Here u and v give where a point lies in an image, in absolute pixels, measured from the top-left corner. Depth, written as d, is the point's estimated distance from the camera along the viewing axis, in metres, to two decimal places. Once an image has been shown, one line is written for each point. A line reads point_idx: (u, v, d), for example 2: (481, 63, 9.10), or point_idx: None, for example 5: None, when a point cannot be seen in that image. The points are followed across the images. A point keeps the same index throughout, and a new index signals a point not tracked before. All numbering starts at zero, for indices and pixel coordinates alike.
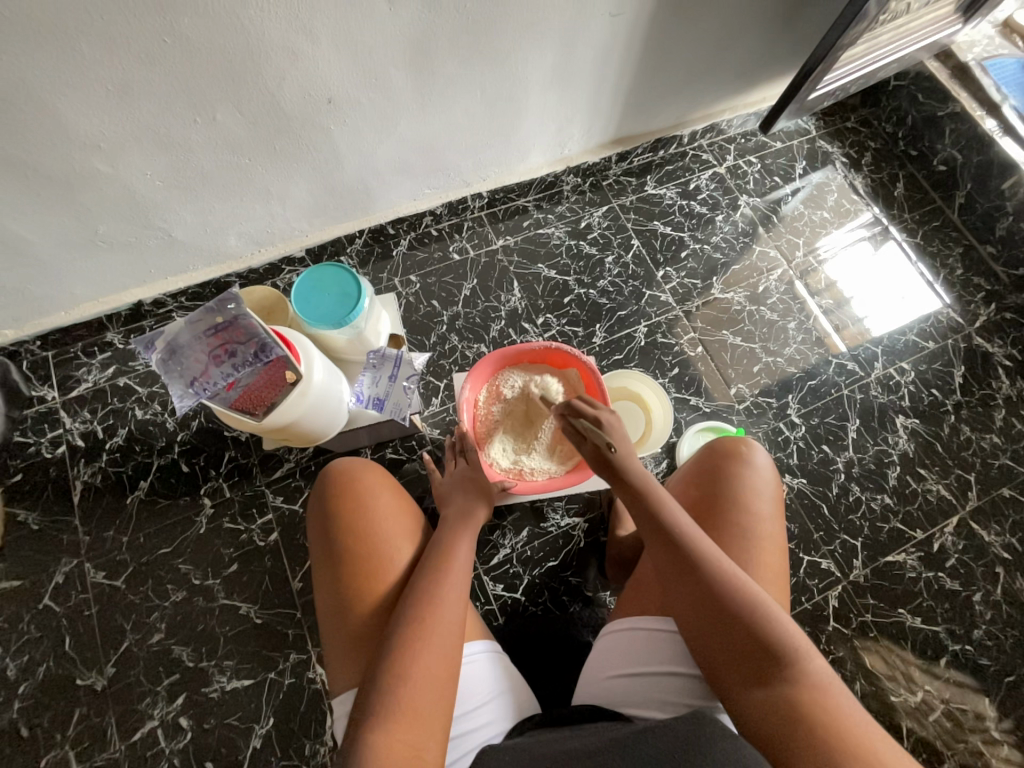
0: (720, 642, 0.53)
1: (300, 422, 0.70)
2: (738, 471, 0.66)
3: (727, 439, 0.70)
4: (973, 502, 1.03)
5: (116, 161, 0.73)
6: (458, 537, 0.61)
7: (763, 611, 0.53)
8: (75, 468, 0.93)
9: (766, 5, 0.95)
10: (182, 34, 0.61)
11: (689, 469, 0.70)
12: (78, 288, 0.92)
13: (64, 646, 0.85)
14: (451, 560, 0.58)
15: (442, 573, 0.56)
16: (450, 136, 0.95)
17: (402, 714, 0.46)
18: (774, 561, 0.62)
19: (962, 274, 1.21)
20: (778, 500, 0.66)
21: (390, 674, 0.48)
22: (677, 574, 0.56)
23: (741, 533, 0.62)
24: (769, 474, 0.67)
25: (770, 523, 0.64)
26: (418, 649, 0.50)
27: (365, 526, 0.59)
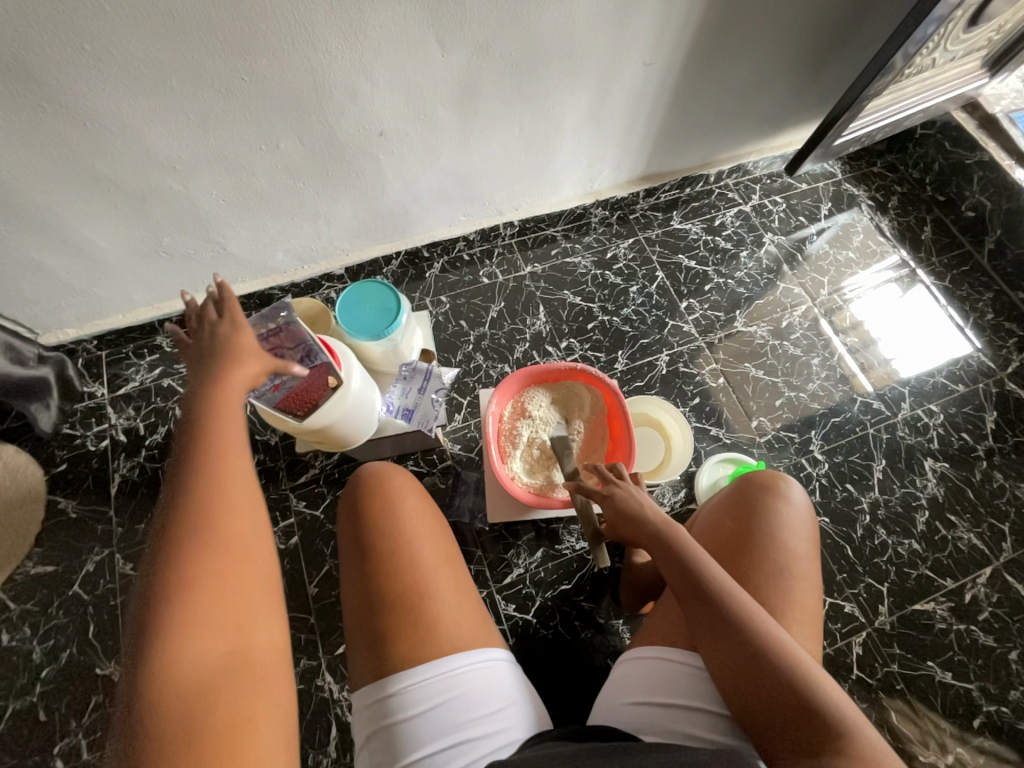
0: (749, 692, 0.49)
1: (336, 425, 0.73)
2: (775, 507, 0.63)
3: (761, 472, 0.67)
4: (1008, 553, 0.99)
5: (187, 181, 0.80)
6: (211, 469, 0.52)
7: (800, 664, 0.49)
8: (116, 461, 0.99)
9: (795, 57, 1.00)
10: (259, 73, 0.69)
11: (721, 499, 0.66)
12: (137, 294, 0.99)
13: (88, 633, 0.87)
14: (215, 503, 0.50)
15: (208, 522, 0.49)
16: (488, 168, 1.01)
17: (201, 685, 0.44)
18: (810, 604, 0.58)
19: (993, 318, 1.20)
20: (814, 539, 0.62)
21: (158, 661, 0.44)
22: (704, 621, 0.53)
23: (776, 572, 0.58)
24: (804, 511, 0.63)
25: (808, 563, 0.59)
26: (192, 617, 0.46)
27: (388, 528, 0.61)
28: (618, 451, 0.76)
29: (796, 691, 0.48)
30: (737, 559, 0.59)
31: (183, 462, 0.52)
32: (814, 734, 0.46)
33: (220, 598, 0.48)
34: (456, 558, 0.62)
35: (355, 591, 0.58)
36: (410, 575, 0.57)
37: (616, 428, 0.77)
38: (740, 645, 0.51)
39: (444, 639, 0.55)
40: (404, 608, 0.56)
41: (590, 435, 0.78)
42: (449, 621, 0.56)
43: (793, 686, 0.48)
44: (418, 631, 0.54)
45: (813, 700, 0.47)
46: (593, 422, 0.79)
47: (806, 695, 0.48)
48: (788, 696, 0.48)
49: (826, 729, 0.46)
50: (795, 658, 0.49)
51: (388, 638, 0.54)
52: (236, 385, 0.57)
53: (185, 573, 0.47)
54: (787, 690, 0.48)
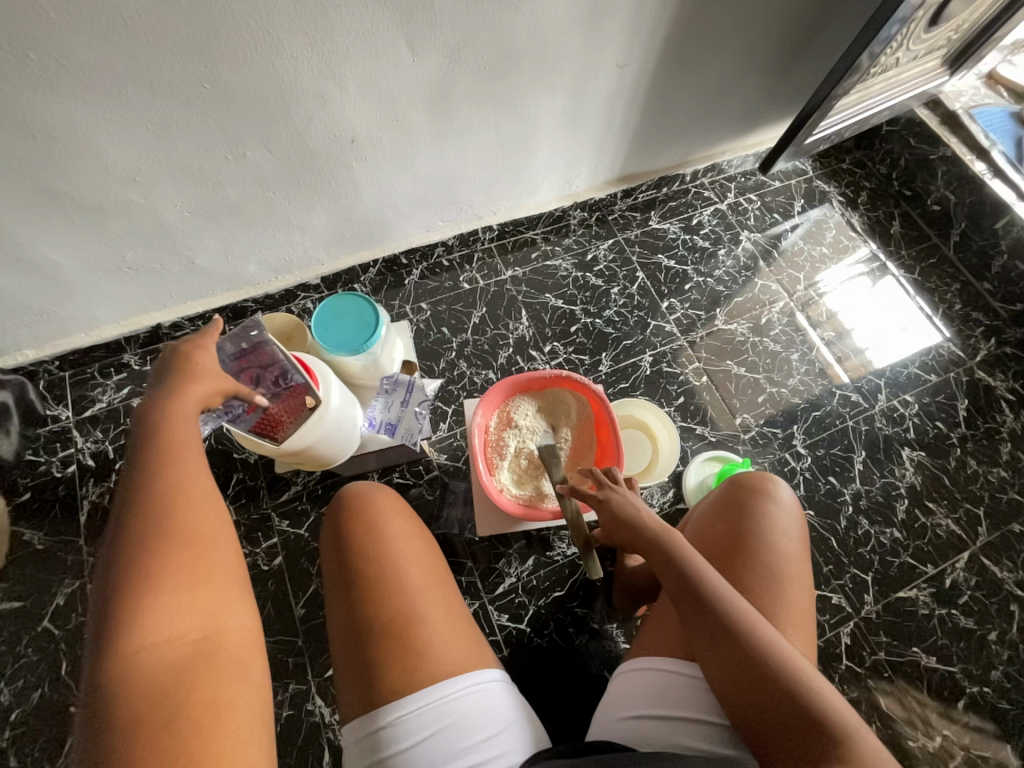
0: (746, 699, 0.49)
1: (315, 446, 0.72)
2: (763, 509, 0.63)
3: (749, 473, 0.67)
4: (984, 537, 1.02)
5: (149, 192, 0.76)
6: (165, 464, 0.51)
7: (795, 668, 0.49)
8: (84, 487, 0.94)
9: (765, 57, 1.01)
10: (221, 81, 0.66)
11: (710, 503, 0.67)
12: (101, 311, 0.95)
13: (60, 671, 0.83)
14: (173, 497, 0.50)
15: (168, 515, 0.49)
16: (465, 172, 0.99)
17: (169, 678, 0.43)
18: (803, 605, 0.58)
19: (961, 309, 1.24)
20: (804, 539, 0.62)
21: (116, 662, 0.42)
22: (700, 628, 0.53)
23: (768, 575, 0.58)
24: (794, 512, 0.64)
25: (799, 564, 0.60)
26: (154, 612, 0.45)
27: (375, 548, 0.59)
28: (606, 457, 0.76)
29: (793, 697, 0.48)
30: (730, 564, 0.60)
31: (139, 466, 0.51)
32: (813, 741, 0.46)
33: (185, 591, 0.47)
34: (446, 576, 0.61)
35: (342, 616, 0.56)
36: (400, 598, 0.56)
37: (602, 434, 0.77)
38: (737, 652, 0.51)
39: (437, 662, 0.53)
40: (395, 632, 0.54)
41: (577, 442, 0.78)
42: (441, 643, 0.54)
43: (789, 690, 0.48)
44: (410, 655, 0.53)
45: (810, 705, 0.47)
46: (580, 429, 0.78)
47: (803, 699, 0.48)
48: (786, 702, 0.48)
49: (825, 735, 0.46)
50: (792, 664, 0.50)
51: (379, 665, 0.53)
52: (190, 388, 0.55)
53: (145, 569, 0.46)
54: (784, 695, 0.48)
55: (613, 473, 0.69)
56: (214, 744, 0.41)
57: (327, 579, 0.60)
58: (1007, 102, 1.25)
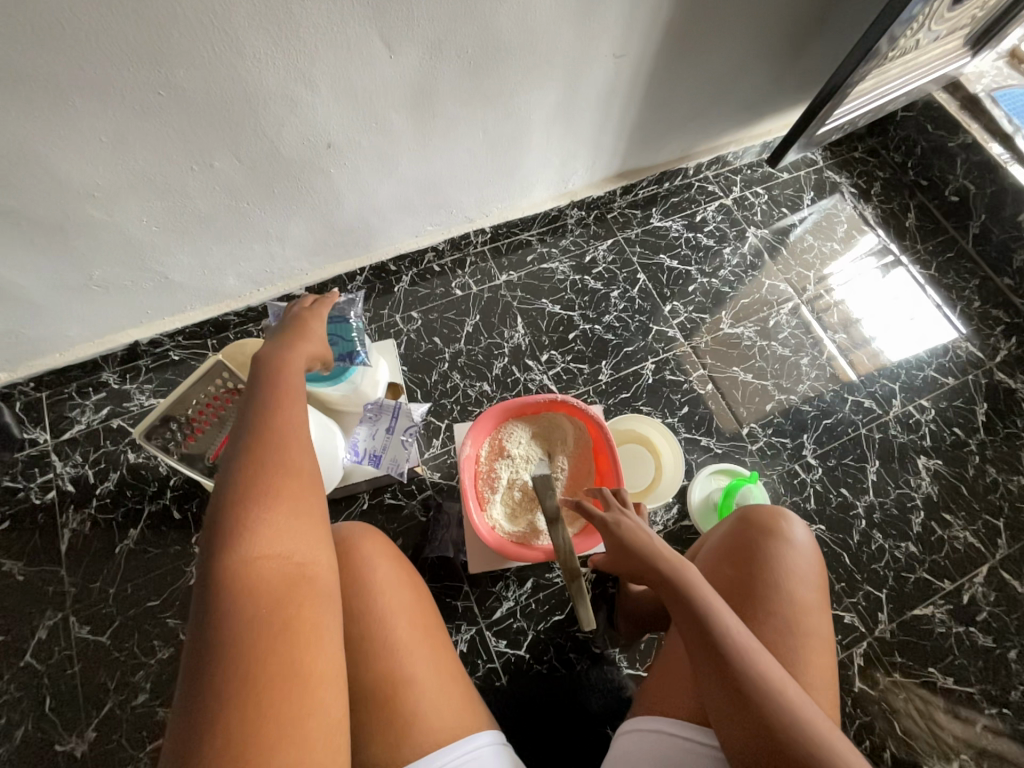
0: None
1: None
2: (776, 550, 0.58)
3: (759, 508, 0.63)
4: (1004, 550, 0.97)
5: (111, 207, 0.71)
6: (282, 402, 0.52)
7: (819, 736, 0.45)
8: (64, 515, 0.90)
9: (773, 42, 0.94)
10: (179, 86, 0.60)
11: (719, 541, 0.62)
12: (74, 330, 0.90)
13: (44, 707, 0.80)
14: (287, 431, 0.50)
15: (276, 443, 0.49)
16: (452, 174, 0.93)
17: (267, 598, 0.42)
18: (822, 659, 0.54)
19: (980, 306, 1.17)
20: (822, 586, 0.58)
21: (228, 570, 0.42)
22: (717, 684, 0.48)
23: (782, 626, 0.54)
24: (809, 552, 0.59)
25: (817, 614, 0.56)
26: (261, 532, 0.44)
27: (361, 598, 0.55)
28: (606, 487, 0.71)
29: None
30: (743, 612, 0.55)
31: (256, 401, 0.52)
32: None
33: (288, 516, 0.46)
34: (436, 629, 0.57)
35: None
36: (386, 659, 0.52)
37: (601, 462, 0.72)
38: (757, 715, 0.46)
39: (426, 731, 0.49)
40: (382, 696, 0.51)
41: (575, 470, 0.73)
42: (429, 710, 0.50)
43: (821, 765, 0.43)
44: (397, 725, 0.49)
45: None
46: (577, 457, 0.74)
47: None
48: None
49: None
50: (812, 729, 0.45)
51: (365, 734, 0.49)
52: (299, 347, 0.58)
53: (259, 488, 0.46)
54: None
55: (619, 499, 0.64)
56: (295, 688, 0.39)
57: None
58: None
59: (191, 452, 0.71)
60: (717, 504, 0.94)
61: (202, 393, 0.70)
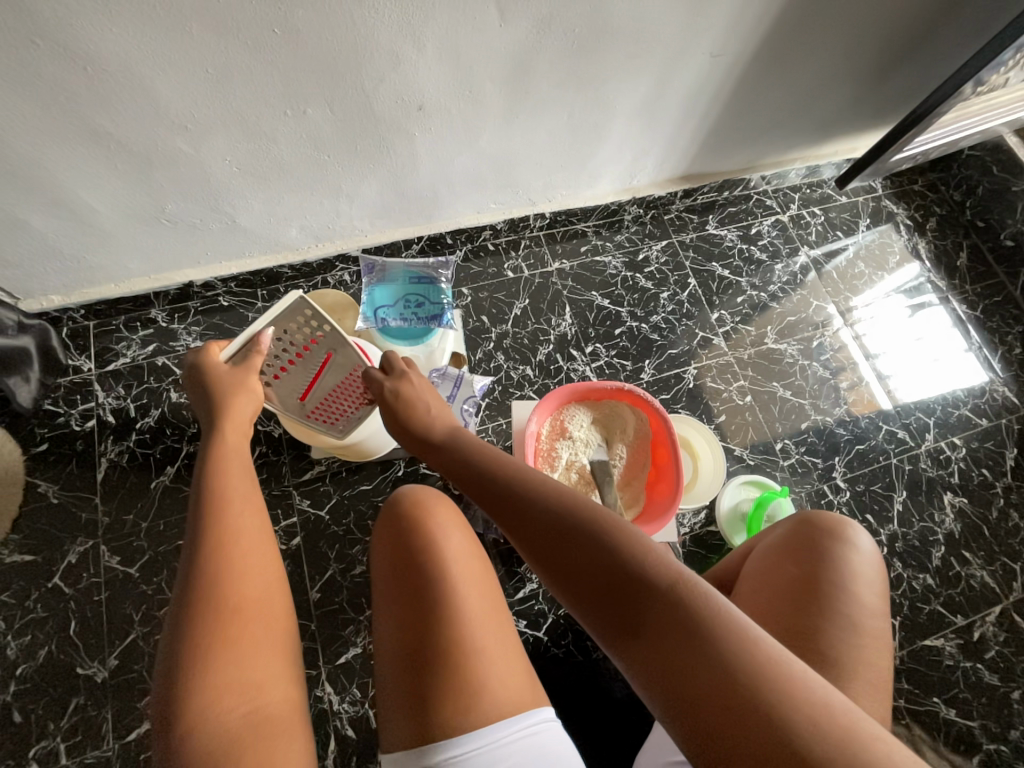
0: (614, 621, 0.44)
1: (368, 438, 0.82)
2: (843, 556, 0.59)
3: (825, 514, 0.63)
4: (1018, 593, 0.99)
5: (198, 142, 0.71)
6: (220, 502, 0.57)
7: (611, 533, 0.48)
8: (102, 445, 0.91)
9: (861, 63, 0.94)
10: (294, 27, 0.60)
11: (779, 540, 0.63)
12: (134, 263, 0.90)
13: (68, 630, 0.81)
14: (230, 531, 0.55)
15: (220, 569, 0.52)
16: (527, 155, 0.93)
17: (228, 725, 0.45)
18: (881, 663, 0.55)
19: (1020, 353, 1.18)
20: (883, 592, 0.59)
21: (191, 698, 0.46)
22: (547, 557, 0.49)
23: (845, 626, 0.55)
24: (872, 561, 0.61)
25: (878, 620, 0.57)
26: (216, 652, 0.48)
27: (432, 561, 0.57)
28: (663, 480, 0.72)
29: (617, 564, 0.46)
30: (811, 611, 0.56)
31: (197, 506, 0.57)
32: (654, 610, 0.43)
33: (227, 659, 0.48)
34: (499, 598, 0.58)
35: (394, 630, 0.55)
36: (453, 628, 0.53)
37: (661, 456, 0.73)
38: (585, 567, 0.47)
39: (494, 701, 0.50)
40: (451, 663, 0.51)
41: (633, 459, 0.74)
42: (495, 681, 0.51)
43: (653, 593, 0.43)
44: (462, 696, 0.50)
45: (686, 612, 0.41)
46: (637, 447, 0.74)
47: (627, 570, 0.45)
48: (657, 615, 0.42)
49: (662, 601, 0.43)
50: (603, 527, 0.48)
51: (434, 699, 0.50)
52: (227, 427, 0.64)
53: (208, 608, 0.50)
54: (656, 606, 0.42)
55: (414, 389, 0.67)
56: None
57: (380, 596, 0.58)
58: None
59: (279, 397, 0.74)
60: (745, 514, 0.95)
61: (292, 327, 0.70)
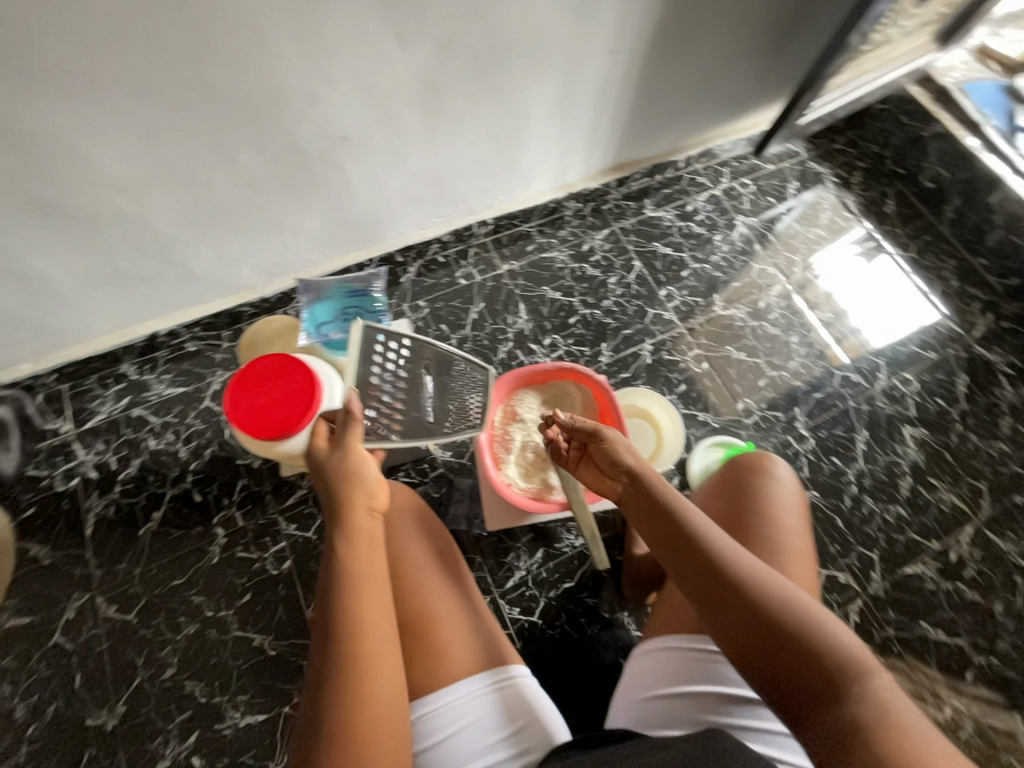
0: (799, 689, 0.49)
1: (325, 445, 0.73)
2: (761, 487, 0.69)
3: (748, 456, 0.74)
4: (987, 510, 1.03)
5: (140, 200, 0.75)
6: (354, 600, 0.54)
7: (798, 609, 0.53)
8: (88, 501, 0.93)
9: (753, 40, 1.01)
10: (209, 82, 0.65)
11: (711, 487, 0.73)
12: (97, 321, 0.94)
13: (74, 684, 0.83)
14: (363, 630, 0.53)
15: (356, 670, 0.52)
16: (458, 167, 0.98)
17: None
18: (802, 573, 0.64)
19: (957, 285, 1.24)
20: (802, 513, 0.68)
21: None
22: (731, 613, 0.54)
23: (768, 546, 0.64)
24: (789, 489, 0.70)
25: (800, 538, 0.66)
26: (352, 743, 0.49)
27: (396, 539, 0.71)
28: None
29: (803, 637, 0.51)
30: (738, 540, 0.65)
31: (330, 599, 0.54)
32: (843, 686, 0.49)
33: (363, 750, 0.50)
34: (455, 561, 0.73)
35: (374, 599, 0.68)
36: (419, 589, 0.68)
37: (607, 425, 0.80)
38: (786, 651, 0.51)
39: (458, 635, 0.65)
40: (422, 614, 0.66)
41: None
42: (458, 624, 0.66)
43: (836, 672, 0.49)
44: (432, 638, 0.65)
45: (879, 716, 0.47)
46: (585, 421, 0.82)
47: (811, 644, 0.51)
48: (839, 691, 0.48)
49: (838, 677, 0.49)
50: (789, 599, 0.53)
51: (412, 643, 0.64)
52: (355, 514, 0.58)
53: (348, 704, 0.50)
54: (846, 689, 0.48)
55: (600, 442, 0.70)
56: None
57: None
58: (997, 77, 1.26)
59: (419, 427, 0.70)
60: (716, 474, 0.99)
61: (368, 376, 0.69)
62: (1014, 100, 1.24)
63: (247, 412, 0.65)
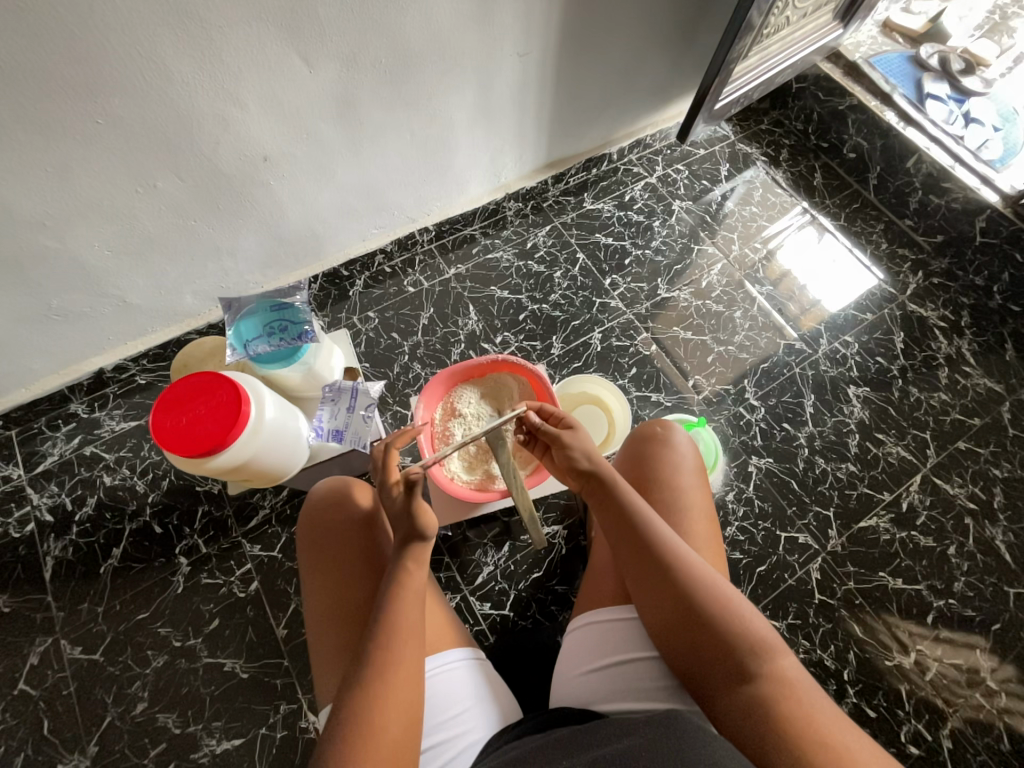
0: (722, 670, 0.53)
1: (257, 458, 0.74)
2: (661, 452, 0.74)
3: (649, 424, 0.79)
4: (933, 459, 1.07)
5: (63, 235, 0.76)
6: (392, 611, 0.56)
7: (729, 602, 0.56)
8: (45, 544, 0.92)
9: (661, 31, 1.05)
10: (115, 114, 0.66)
11: (622, 457, 0.78)
12: (39, 362, 0.93)
13: (43, 730, 0.82)
14: (394, 640, 0.54)
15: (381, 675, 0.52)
16: (389, 178, 1.00)
17: None
18: (702, 525, 0.69)
19: (887, 247, 1.29)
20: (700, 470, 0.74)
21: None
22: (674, 596, 0.57)
23: (667, 506, 0.70)
24: (689, 450, 0.75)
25: (696, 493, 0.71)
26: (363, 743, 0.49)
27: (349, 533, 0.70)
28: None
29: (727, 627, 0.54)
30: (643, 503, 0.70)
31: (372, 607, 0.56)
32: (757, 669, 0.52)
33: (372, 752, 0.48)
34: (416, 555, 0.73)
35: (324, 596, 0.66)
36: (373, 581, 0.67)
37: None
38: (709, 634, 0.54)
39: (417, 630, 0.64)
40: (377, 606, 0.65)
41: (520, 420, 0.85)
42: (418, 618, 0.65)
43: (756, 658, 0.52)
44: None
45: (788, 694, 0.50)
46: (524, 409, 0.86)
47: (737, 630, 0.54)
48: (755, 672, 0.52)
49: (757, 659, 0.52)
50: (720, 592, 0.57)
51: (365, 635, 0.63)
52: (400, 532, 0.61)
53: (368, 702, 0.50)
54: (764, 671, 0.51)
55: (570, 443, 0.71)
56: None
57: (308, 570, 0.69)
58: (901, 49, 1.32)
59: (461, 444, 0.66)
60: None
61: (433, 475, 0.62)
62: (919, 68, 1.31)
63: (170, 432, 0.66)
